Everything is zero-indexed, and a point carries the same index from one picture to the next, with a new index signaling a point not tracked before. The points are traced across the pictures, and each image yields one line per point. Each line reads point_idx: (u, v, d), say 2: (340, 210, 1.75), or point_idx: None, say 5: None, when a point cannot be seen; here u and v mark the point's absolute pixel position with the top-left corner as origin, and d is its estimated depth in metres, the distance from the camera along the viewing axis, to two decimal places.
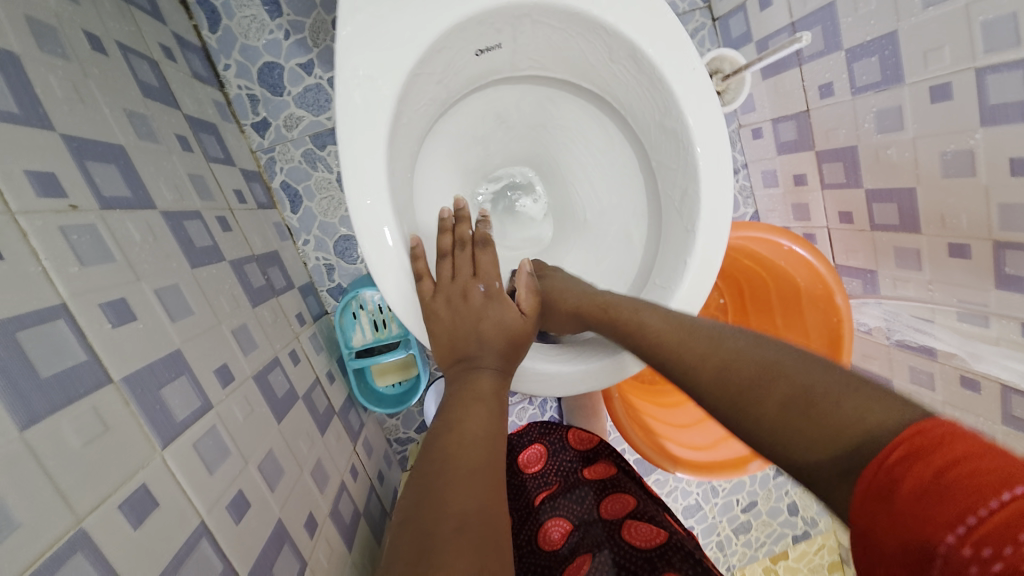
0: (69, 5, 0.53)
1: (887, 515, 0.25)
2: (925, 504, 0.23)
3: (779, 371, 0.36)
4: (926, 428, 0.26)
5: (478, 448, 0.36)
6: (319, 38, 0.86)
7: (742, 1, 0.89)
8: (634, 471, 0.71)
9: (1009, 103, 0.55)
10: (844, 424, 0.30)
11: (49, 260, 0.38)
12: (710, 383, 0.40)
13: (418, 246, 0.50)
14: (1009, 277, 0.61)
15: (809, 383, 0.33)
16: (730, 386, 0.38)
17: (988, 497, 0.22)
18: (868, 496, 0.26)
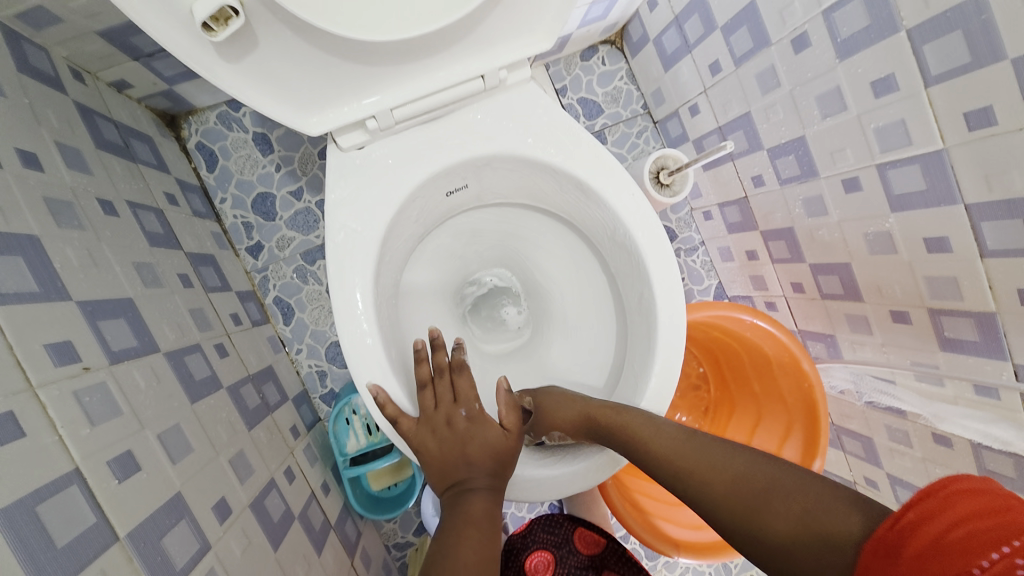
0: (84, 178, 0.60)
1: (901, 569, 0.30)
2: (932, 561, 0.28)
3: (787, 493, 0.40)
4: (933, 493, 0.30)
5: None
6: (307, 168, 0.95)
7: (675, 108, 1.03)
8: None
9: (908, 193, 0.64)
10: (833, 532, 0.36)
11: (63, 426, 0.41)
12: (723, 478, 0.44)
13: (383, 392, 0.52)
14: (951, 340, 0.66)
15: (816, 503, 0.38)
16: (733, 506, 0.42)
17: (979, 558, 0.26)
18: (883, 556, 0.31)
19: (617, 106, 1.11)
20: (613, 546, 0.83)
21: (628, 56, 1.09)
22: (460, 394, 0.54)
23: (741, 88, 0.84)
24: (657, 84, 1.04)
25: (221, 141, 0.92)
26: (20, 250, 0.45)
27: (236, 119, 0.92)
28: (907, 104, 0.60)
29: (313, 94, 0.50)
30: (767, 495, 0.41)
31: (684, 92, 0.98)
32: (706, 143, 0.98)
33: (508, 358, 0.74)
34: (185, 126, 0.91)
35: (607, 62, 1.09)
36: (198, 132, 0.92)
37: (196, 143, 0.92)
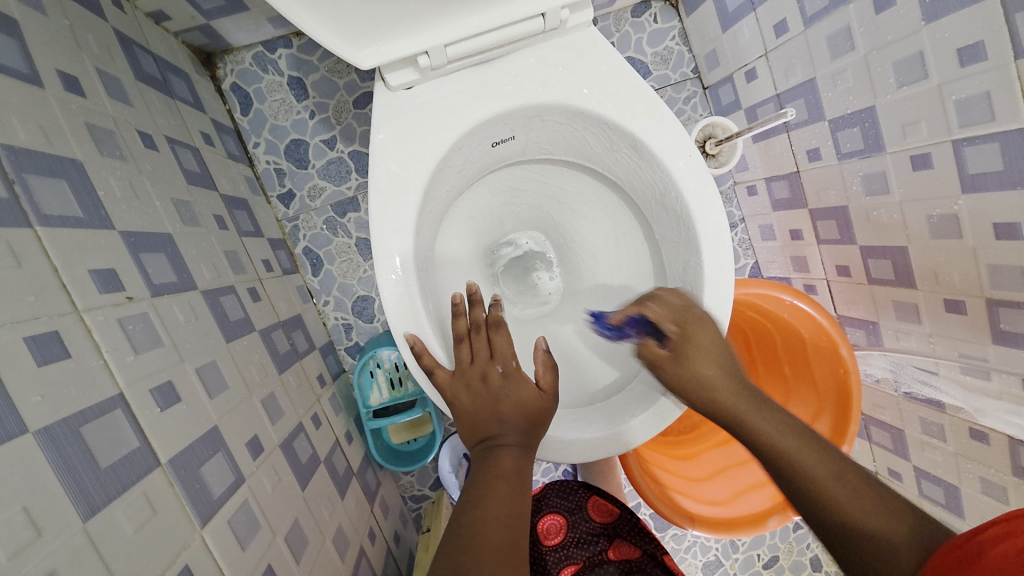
0: (125, 109, 0.59)
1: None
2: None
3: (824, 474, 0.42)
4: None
5: (501, 528, 0.40)
6: (341, 117, 0.93)
7: (730, 73, 0.96)
8: (660, 555, 0.78)
9: (985, 173, 0.59)
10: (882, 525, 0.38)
11: (107, 352, 0.42)
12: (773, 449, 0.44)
13: (417, 344, 0.51)
14: (1005, 333, 0.63)
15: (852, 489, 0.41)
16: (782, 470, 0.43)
17: None
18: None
19: (666, 68, 1.05)
20: (627, 516, 0.83)
21: (684, 14, 1.02)
22: (496, 351, 0.53)
23: (809, 51, 0.77)
24: (712, 46, 0.98)
25: (257, 83, 0.90)
26: (64, 174, 0.45)
27: (272, 61, 0.89)
28: (996, 74, 0.54)
29: (366, 24, 0.47)
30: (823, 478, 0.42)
31: (742, 54, 0.91)
32: (761, 112, 0.92)
33: (537, 321, 0.73)
34: (221, 65, 0.89)
35: (659, 19, 1.03)
36: (233, 72, 0.89)
37: (231, 84, 0.90)
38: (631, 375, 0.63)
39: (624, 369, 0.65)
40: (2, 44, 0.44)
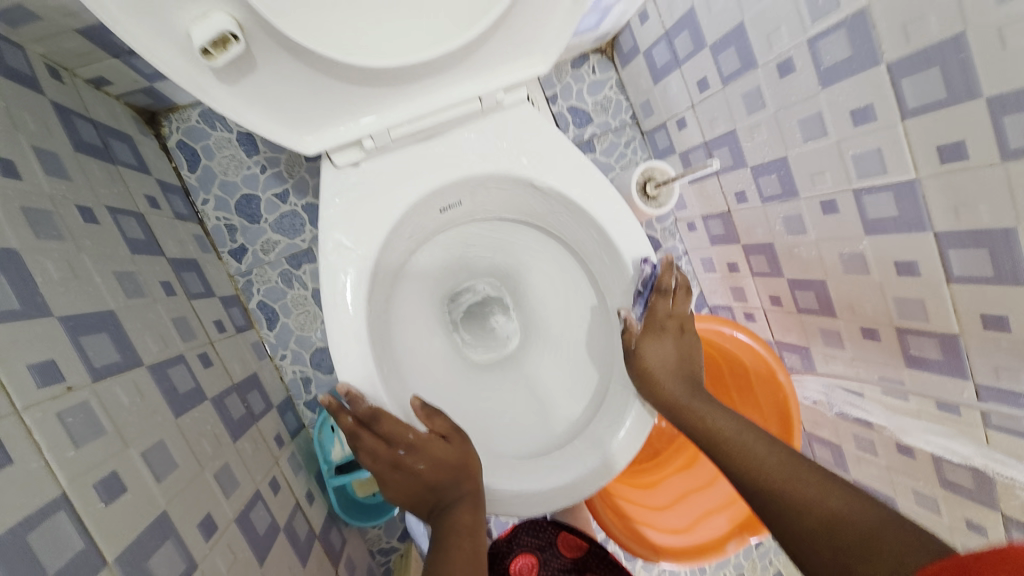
0: (63, 185, 0.58)
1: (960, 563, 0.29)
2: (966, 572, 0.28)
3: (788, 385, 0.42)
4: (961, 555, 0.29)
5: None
6: (294, 171, 0.94)
7: (663, 121, 1.04)
8: None
9: (882, 219, 0.67)
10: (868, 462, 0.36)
11: (48, 451, 0.41)
12: None
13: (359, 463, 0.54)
14: (916, 358, 0.70)
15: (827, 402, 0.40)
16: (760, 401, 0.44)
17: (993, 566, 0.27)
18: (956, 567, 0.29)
19: (607, 115, 1.12)
20: (597, 549, 0.85)
21: (618, 66, 1.10)
22: (390, 436, 0.53)
23: (728, 107, 0.85)
24: (646, 96, 1.06)
25: (203, 140, 0.90)
26: None
27: (219, 119, 0.89)
28: (882, 135, 0.62)
29: (310, 112, 0.49)
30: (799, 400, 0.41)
31: (672, 105, 0.99)
32: (692, 157, 1.00)
33: (494, 369, 0.75)
34: (165, 123, 0.88)
35: (597, 71, 1.10)
36: (179, 130, 0.89)
37: (176, 142, 0.89)
38: (585, 420, 0.67)
39: (579, 415, 0.68)
40: None
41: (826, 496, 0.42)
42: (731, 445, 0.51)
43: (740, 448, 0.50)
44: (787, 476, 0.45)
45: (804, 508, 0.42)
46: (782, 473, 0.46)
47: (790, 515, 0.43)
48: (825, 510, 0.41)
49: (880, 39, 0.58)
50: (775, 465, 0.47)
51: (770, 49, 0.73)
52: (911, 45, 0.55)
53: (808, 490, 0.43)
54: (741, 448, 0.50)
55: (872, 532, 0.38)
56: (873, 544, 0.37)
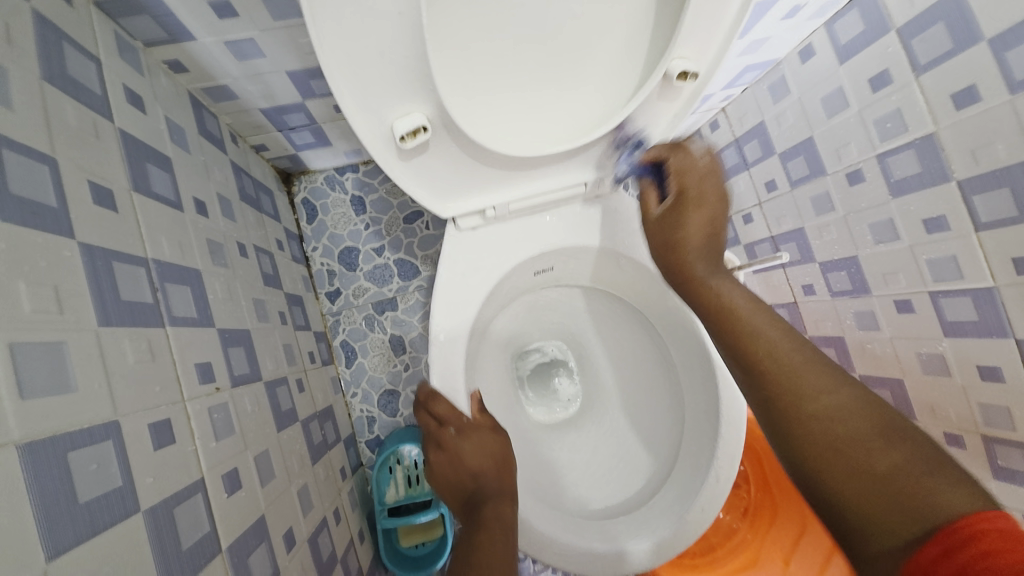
0: (231, 225, 0.72)
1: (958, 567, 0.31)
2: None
3: (834, 412, 0.41)
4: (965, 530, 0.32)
5: None
6: (392, 229, 1.07)
7: (728, 214, 1.12)
8: None
9: (961, 321, 0.68)
10: (920, 500, 0.35)
11: (199, 439, 0.48)
12: (797, 377, 0.43)
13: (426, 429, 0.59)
14: (1004, 470, 0.67)
15: (874, 440, 0.38)
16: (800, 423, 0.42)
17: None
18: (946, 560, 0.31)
19: None
20: None
21: None
22: (443, 416, 0.58)
23: (795, 206, 0.92)
24: None
25: (324, 199, 1.06)
26: (189, 281, 0.55)
27: (340, 182, 1.06)
28: (956, 242, 0.66)
29: (452, 188, 0.59)
30: (866, 421, 0.39)
31: (739, 201, 1.07)
32: (758, 250, 1.06)
33: (560, 430, 0.78)
34: (297, 183, 1.05)
35: None
36: (306, 189, 1.06)
37: (302, 198, 1.05)
38: (651, 490, 0.67)
39: (643, 484, 0.69)
40: (162, 181, 0.56)
41: (900, 417, 0.40)
42: (787, 363, 0.44)
43: (798, 382, 0.43)
44: (837, 435, 0.40)
45: (901, 438, 0.38)
46: (863, 428, 0.39)
47: (851, 480, 0.38)
48: (884, 415, 0.40)
49: (949, 159, 0.64)
50: (830, 432, 0.40)
51: (839, 160, 0.80)
52: (981, 164, 0.60)
53: (882, 457, 0.38)
54: (773, 329, 0.46)
55: (939, 492, 0.34)
56: (919, 493, 0.35)
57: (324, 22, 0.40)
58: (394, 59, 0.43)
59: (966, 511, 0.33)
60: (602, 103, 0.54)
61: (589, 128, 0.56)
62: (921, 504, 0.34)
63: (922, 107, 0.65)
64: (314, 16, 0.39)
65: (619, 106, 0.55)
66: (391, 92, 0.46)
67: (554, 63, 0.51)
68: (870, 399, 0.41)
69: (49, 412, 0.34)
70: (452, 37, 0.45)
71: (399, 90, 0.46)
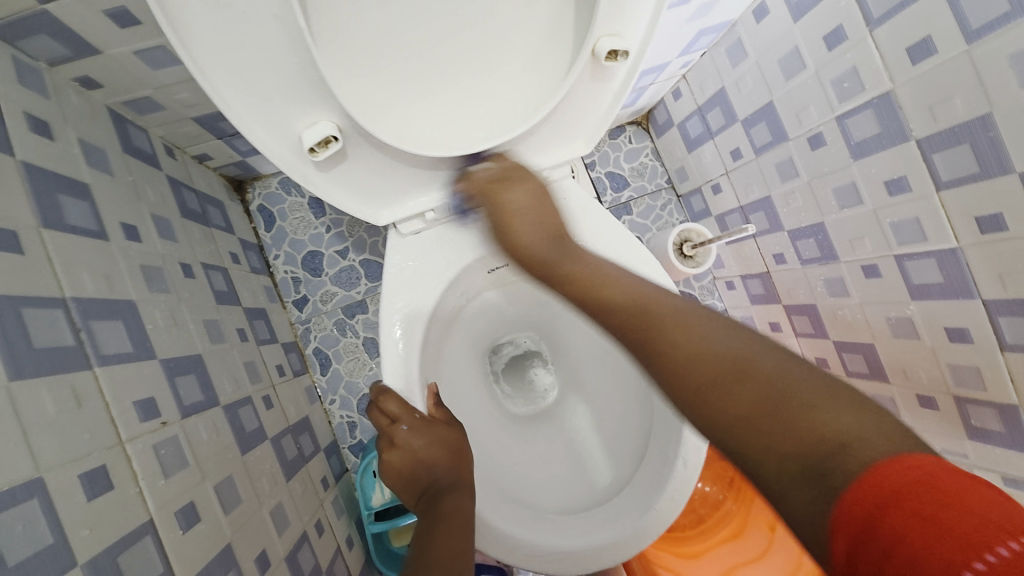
0: (171, 246, 0.69)
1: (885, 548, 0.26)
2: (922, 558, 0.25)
3: (736, 375, 0.37)
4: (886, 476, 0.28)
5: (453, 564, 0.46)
6: (354, 230, 1.04)
7: (698, 185, 1.09)
8: None
9: (927, 284, 0.67)
10: (820, 433, 0.32)
11: (144, 480, 0.46)
12: (692, 350, 0.40)
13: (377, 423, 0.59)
14: (976, 428, 0.67)
15: (793, 391, 0.35)
16: (688, 388, 0.39)
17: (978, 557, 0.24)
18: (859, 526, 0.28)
19: (643, 180, 1.18)
20: None
21: (654, 136, 1.17)
22: (394, 414, 0.57)
23: (762, 174, 0.89)
24: (681, 162, 1.11)
25: (280, 204, 1.02)
26: (120, 314, 0.52)
27: (295, 185, 1.02)
28: (919, 204, 0.64)
29: (386, 193, 0.57)
30: (743, 386, 0.37)
31: (707, 171, 1.04)
32: (729, 221, 1.04)
33: (534, 422, 0.78)
34: (250, 190, 1.01)
35: (633, 140, 1.18)
36: (260, 195, 1.02)
37: (257, 205, 1.02)
38: (624, 479, 0.67)
39: (616, 472, 0.69)
40: (79, 211, 0.53)
41: (801, 369, 0.36)
42: (645, 308, 0.46)
43: (692, 355, 0.40)
44: (723, 373, 0.38)
45: (742, 375, 0.37)
46: (713, 376, 0.38)
47: (727, 427, 0.36)
48: (740, 355, 0.38)
49: (908, 117, 0.61)
50: (699, 386, 0.39)
51: (800, 124, 0.77)
52: (939, 123, 0.58)
53: (746, 400, 0.36)
54: (675, 315, 0.44)
55: (823, 417, 0.32)
56: (812, 411, 0.33)
57: (200, 43, 0.40)
58: (278, 67, 0.42)
59: (883, 455, 0.29)
60: (530, 92, 0.52)
61: (519, 120, 0.53)
62: (829, 440, 0.31)
63: (878, 65, 0.62)
64: (190, 41, 0.40)
65: (547, 94, 0.52)
66: (290, 105, 0.45)
67: (468, 56, 0.48)
68: (785, 356, 0.38)
69: None
70: (346, 40, 0.44)
71: (298, 100, 0.45)
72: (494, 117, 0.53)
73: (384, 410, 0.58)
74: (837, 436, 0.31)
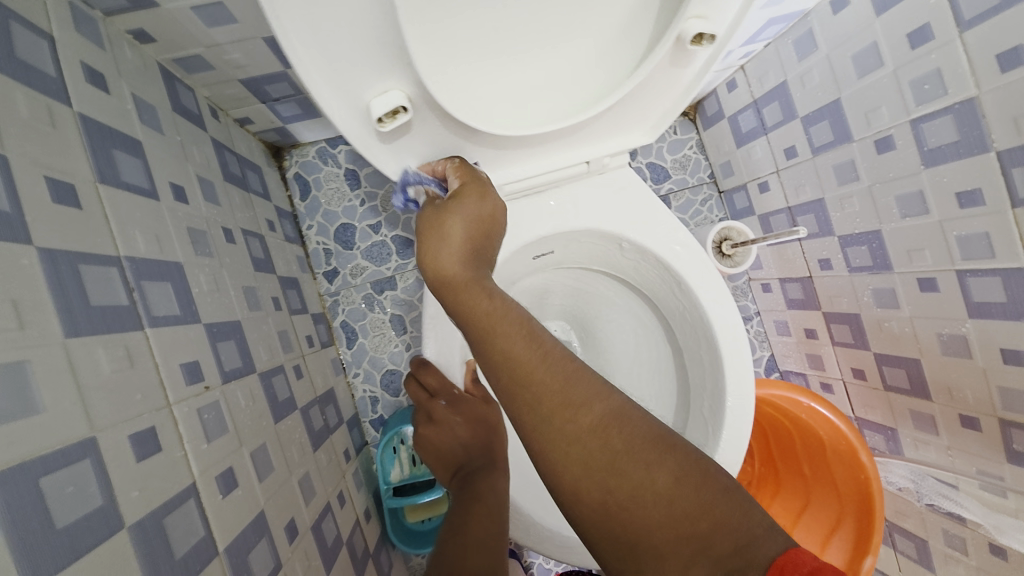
0: (214, 210, 0.68)
1: None
2: None
3: (654, 456, 0.34)
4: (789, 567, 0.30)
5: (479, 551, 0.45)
6: (388, 205, 1.02)
7: (744, 182, 1.05)
8: None
9: (989, 303, 0.64)
10: (724, 539, 0.31)
11: (188, 443, 0.46)
12: (598, 425, 0.34)
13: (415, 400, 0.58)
14: (1020, 454, 0.65)
15: (701, 481, 0.33)
16: (598, 474, 0.33)
17: None
18: None
19: (685, 173, 1.14)
20: None
21: (701, 127, 1.13)
22: (433, 388, 0.57)
23: (816, 175, 0.86)
24: (727, 157, 1.07)
25: (316, 173, 1.01)
26: (169, 276, 0.52)
27: (332, 155, 1.00)
28: (992, 219, 0.60)
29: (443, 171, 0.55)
30: (658, 476, 0.33)
31: (755, 168, 1.00)
32: (774, 221, 1.00)
33: None
34: (288, 157, 1.00)
35: (679, 131, 1.14)
36: (298, 163, 1.00)
37: (294, 173, 1.01)
38: None
39: None
40: (132, 169, 0.52)
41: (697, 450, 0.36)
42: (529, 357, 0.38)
43: (606, 424, 0.35)
44: (619, 453, 0.34)
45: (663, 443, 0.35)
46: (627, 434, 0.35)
47: (642, 525, 0.32)
48: (657, 429, 0.35)
49: (991, 126, 0.58)
50: (610, 450, 0.34)
51: (868, 125, 0.73)
52: None
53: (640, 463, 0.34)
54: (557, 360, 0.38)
55: (695, 497, 0.33)
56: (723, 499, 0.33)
57: None
58: (361, 32, 0.38)
59: (782, 548, 0.31)
60: (605, 74, 0.49)
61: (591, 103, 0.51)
62: (738, 539, 0.31)
63: (965, 68, 0.58)
64: None
65: (623, 79, 0.49)
66: (363, 70, 0.41)
67: (551, 31, 0.45)
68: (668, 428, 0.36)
69: (16, 436, 0.32)
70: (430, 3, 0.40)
71: (374, 65, 0.41)
72: (565, 98, 0.50)
73: (426, 386, 0.57)
74: (731, 531, 0.32)
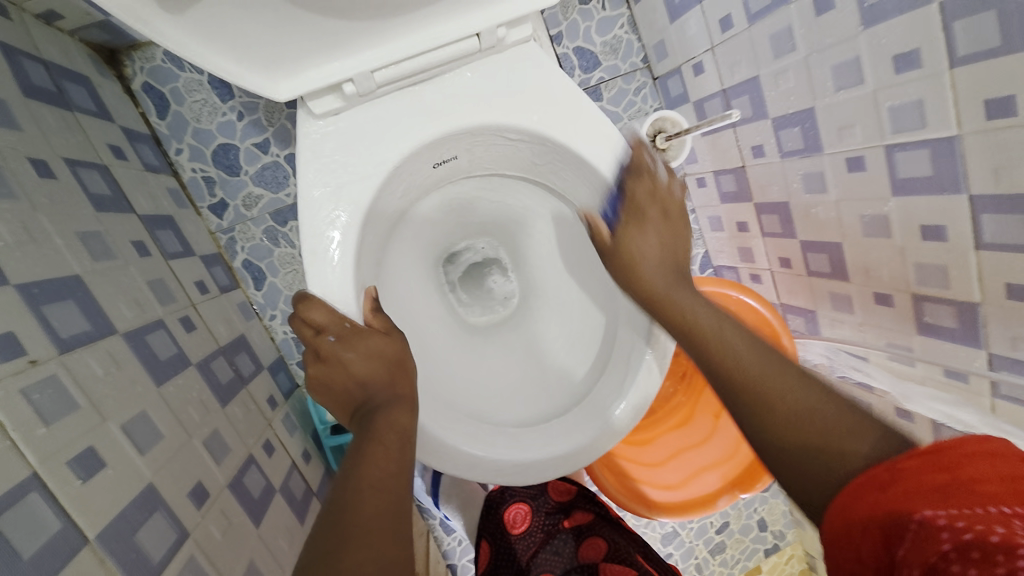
0: (11, 135, 0.52)
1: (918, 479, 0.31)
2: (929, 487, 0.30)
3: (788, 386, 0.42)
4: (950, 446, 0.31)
5: (375, 491, 0.41)
6: (274, 118, 0.85)
7: (678, 65, 0.95)
8: (608, 514, 0.89)
9: (913, 178, 0.62)
10: (844, 457, 0.36)
11: (15, 430, 0.38)
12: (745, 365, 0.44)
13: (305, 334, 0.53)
14: (928, 325, 0.68)
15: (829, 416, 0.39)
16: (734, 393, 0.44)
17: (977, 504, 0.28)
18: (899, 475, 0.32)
19: (616, 58, 1.02)
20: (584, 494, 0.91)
21: (632, 3, 0.99)
22: (319, 324, 0.51)
23: (752, 48, 0.77)
24: (660, 36, 0.96)
25: (172, 82, 0.81)
26: None
27: None
28: (927, 83, 0.56)
29: (282, 57, 0.51)
30: (786, 397, 0.41)
31: (690, 47, 0.90)
32: (708, 107, 0.92)
33: (492, 331, 0.74)
34: (128, 62, 0.79)
35: (607, 6, 0.99)
36: (143, 70, 0.80)
37: (142, 83, 0.80)
38: (584, 390, 0.65)
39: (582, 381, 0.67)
40: None
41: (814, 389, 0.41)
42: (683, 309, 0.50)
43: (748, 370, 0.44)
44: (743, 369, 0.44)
45: (776, 393, 0.42)
46: (754, 381, 0.43)
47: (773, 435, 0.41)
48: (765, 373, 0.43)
49: None
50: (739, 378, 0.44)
51: None
52: None
53: (787, 417, 0.40)
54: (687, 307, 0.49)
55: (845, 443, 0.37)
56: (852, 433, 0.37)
57: None
58: None
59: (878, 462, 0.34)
60: None
61: None
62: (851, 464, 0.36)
63: None
64: None
65: None
66: None
67: None
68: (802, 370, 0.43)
69: None
70: None
71: None
72: None
73: (315, 323, 0.51)
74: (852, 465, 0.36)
